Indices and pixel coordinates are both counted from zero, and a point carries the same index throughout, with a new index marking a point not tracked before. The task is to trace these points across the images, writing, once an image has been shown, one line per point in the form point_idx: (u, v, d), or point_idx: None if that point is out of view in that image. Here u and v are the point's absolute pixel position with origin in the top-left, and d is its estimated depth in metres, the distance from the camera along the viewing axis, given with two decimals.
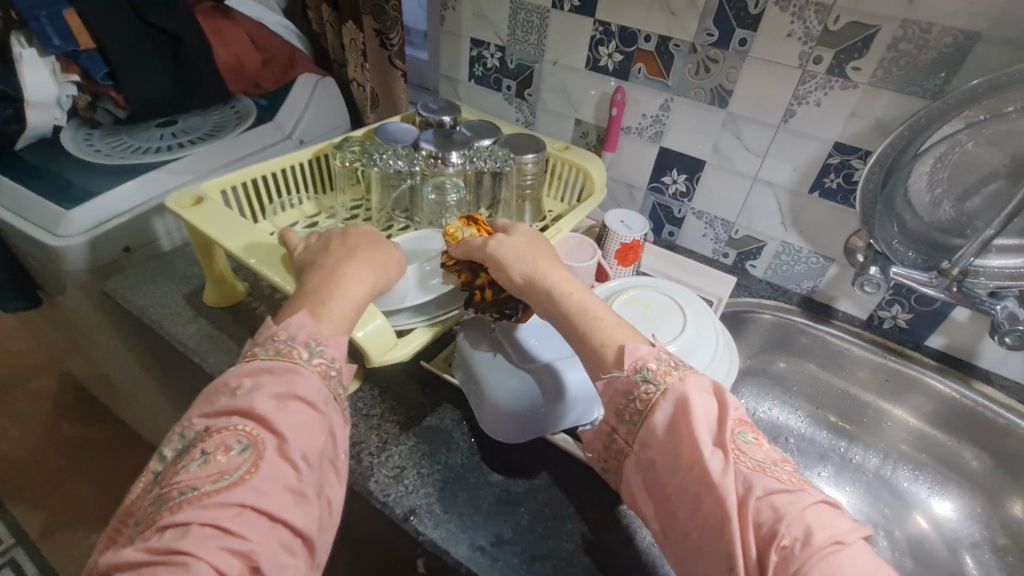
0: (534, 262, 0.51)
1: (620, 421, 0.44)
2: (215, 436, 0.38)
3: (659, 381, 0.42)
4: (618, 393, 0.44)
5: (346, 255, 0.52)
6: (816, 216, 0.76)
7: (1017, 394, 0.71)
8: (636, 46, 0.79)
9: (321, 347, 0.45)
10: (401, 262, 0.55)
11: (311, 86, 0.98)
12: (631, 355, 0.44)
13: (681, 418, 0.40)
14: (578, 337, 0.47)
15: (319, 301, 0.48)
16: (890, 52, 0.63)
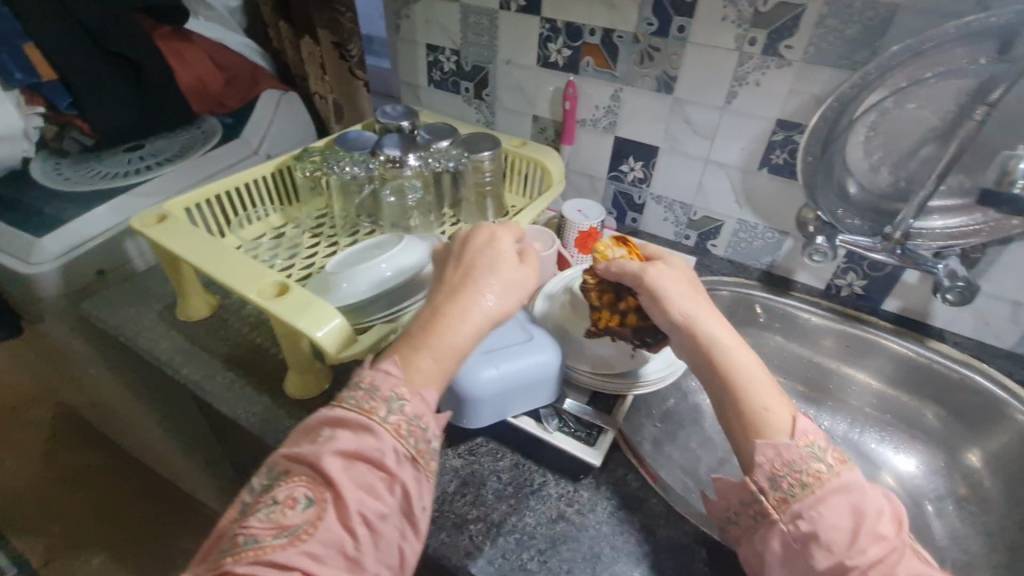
0: (696, 302, 0.52)
1: (773, 487, 0.43)
2: (286, 488, 0.41)
3: (832, 464, 0.43)
4: (779, 461, 0.44)
5: (470, 284, 0.50)
6: (766, 192, 0.79)
7: (970, 349, 0.73)
8: (582, 40, 0.81)
9: (401, 402, 0.45)
10: (520, 292, 0.51)
11: (275, 102, 1.00)
12: (798, 428, 0.45)
13: (852, 507, 0.41)
14: (733, 394, 0.47)
15: (429, 348, 0.47)
16: (818, 28, 0.65)
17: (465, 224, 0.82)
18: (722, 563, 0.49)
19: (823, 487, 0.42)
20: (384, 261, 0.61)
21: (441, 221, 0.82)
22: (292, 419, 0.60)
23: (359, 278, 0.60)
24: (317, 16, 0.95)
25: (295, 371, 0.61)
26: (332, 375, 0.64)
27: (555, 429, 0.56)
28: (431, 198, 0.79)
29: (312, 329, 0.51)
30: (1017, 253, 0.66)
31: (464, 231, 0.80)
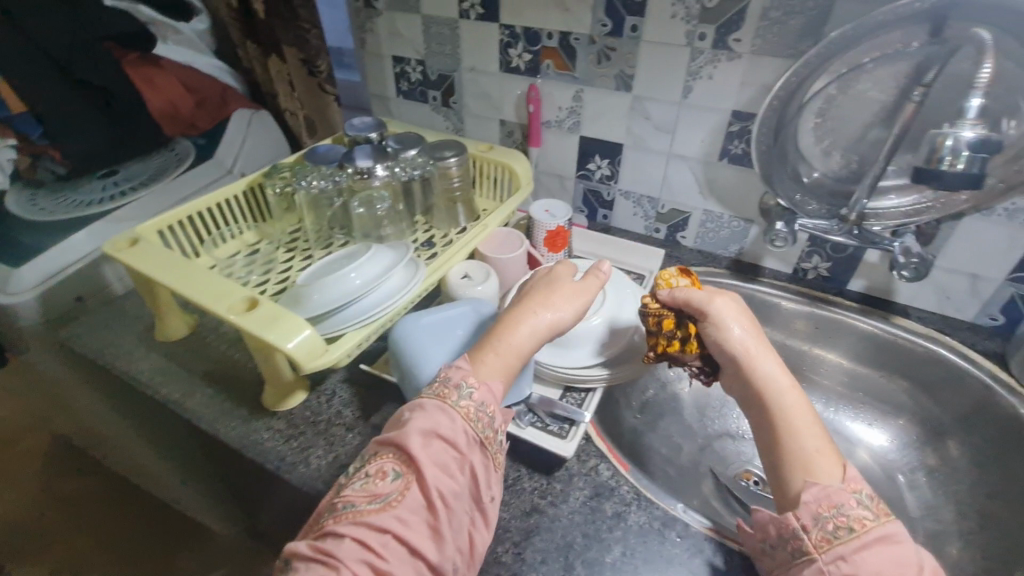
0: (758, 341, 0.54)
1: (816, 526, 0.42)
2: (377, 462, 0.46)
3: (878, 514, 0.42)
4: (825, 501, 0.43)
5: (538, 295, 0.59)
6: (727, 182, 0.81)
7: (934, 323, 0.75)
8: (541, 44, 0.83)
9: (470, 390, 0.50)
10: (572, 299, 0.59)
11: (247, 121, 1.02)
12: (849, 474, 0.45)
13: (895, 559, 0.40)
14: (785, 431, 0.48)
15: (498, 344, 0.54)
16: (762, 21, 0.67)
17: (438, 230, 0.83)
18: (692, 544, 0.50)
19: (868, 534, 0.41)
20: (353, 270, 0.62)
21: (414, 229, 0.83)
22: (271, 431, 0.61)
23: (330, 289, 0.60)
24: (281, 33, 0.96)
25: (271, 384, 0.62)
26: (310, 385, 0.66)
27: (527, 424, 0.58)
28: (401, 206, 0.80)
29: (283, 341, 0.53)
30: (970, 227, 0.68)
31: (437, 237, 0.81)
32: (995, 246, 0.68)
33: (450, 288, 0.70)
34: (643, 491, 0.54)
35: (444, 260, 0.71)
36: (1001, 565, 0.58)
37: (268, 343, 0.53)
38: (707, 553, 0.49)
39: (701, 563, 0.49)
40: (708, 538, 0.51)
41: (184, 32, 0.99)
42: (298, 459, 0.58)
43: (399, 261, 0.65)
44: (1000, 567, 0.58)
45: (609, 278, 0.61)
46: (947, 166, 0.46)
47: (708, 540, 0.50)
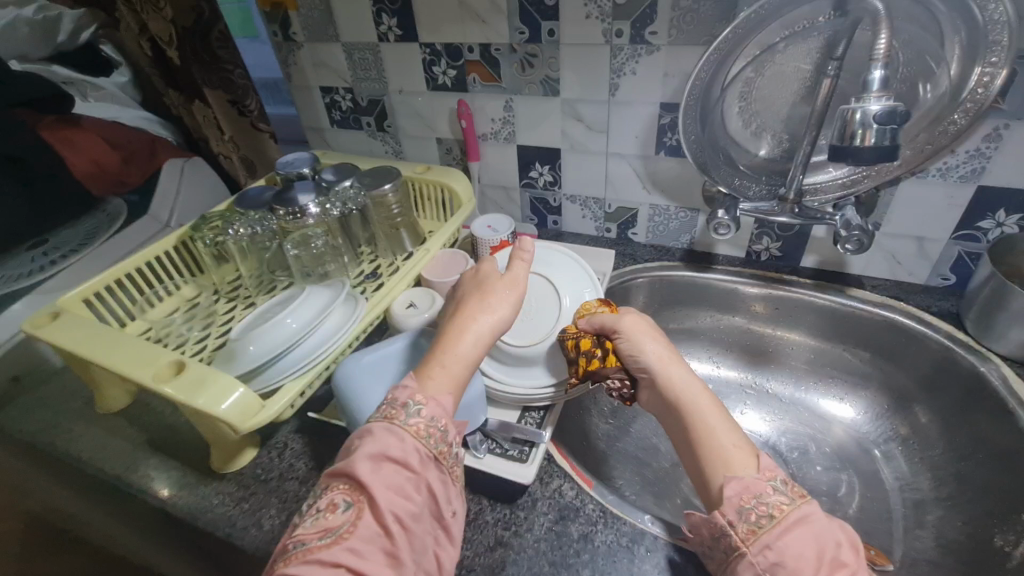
0: (664, 351, 0.55)
1: (741, 519, 0.41)
2: (327, 495, 0.42)
3: (794, 496, 0.41)
4: (745, 493, 0.42)
5: (476, 299, 0.56)
6: (669, 175, 0.80)
7: (889, 290, 0.75)
8: (463, 58, 0.81)
9: (417, 407, 0.46)
10: (505, 302, 0.56)
11: (179, 169, 0.97)
12: (762, 464, 0.44)
13: (816, 540, 0.39)
14: (699, 432, 0.48)
15: (441, 358, 0.51)
16: (675, 11, 0.66)
17: (384, 258, 0.80)
18: (660, 558, 0.48)
19: (788, 517, 0.40)
20: (288, 314, 0.60)
21: (359, 260, 0.81)
22: (222, 495, 0.59)
23: (264, 338, 0.58)
24: (202, 76, 0.93)
25: (216, 445, 0.60)
26: (259, 440, 0.63)
27: (485, 453, 0.56)
28: (342, 240, 0.78)
29: (214, 404, 0.50)
30: (908, 191, 0.67)
31: (383, 266, 0.79)
32: (935, 207, 0.67)
33: (395, 319, 0.68)
34: (608, 507, 0.53)
35: (385, 293, 0.69)
36: (980, 526, 0.56)
37: (198, 408, 0.51)
38: (677, 566, 0.48)
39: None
40: (676, 548, 0.49)
41: (106, 87, 0.97)
42: (249, 523, 0.55)
43: (336, 299, 0.63)
44: (980, 529, 0.56)
45: (531, 258, 0.58)
46: (861, 142, 0.47)
47: (678, 550, 0.49)
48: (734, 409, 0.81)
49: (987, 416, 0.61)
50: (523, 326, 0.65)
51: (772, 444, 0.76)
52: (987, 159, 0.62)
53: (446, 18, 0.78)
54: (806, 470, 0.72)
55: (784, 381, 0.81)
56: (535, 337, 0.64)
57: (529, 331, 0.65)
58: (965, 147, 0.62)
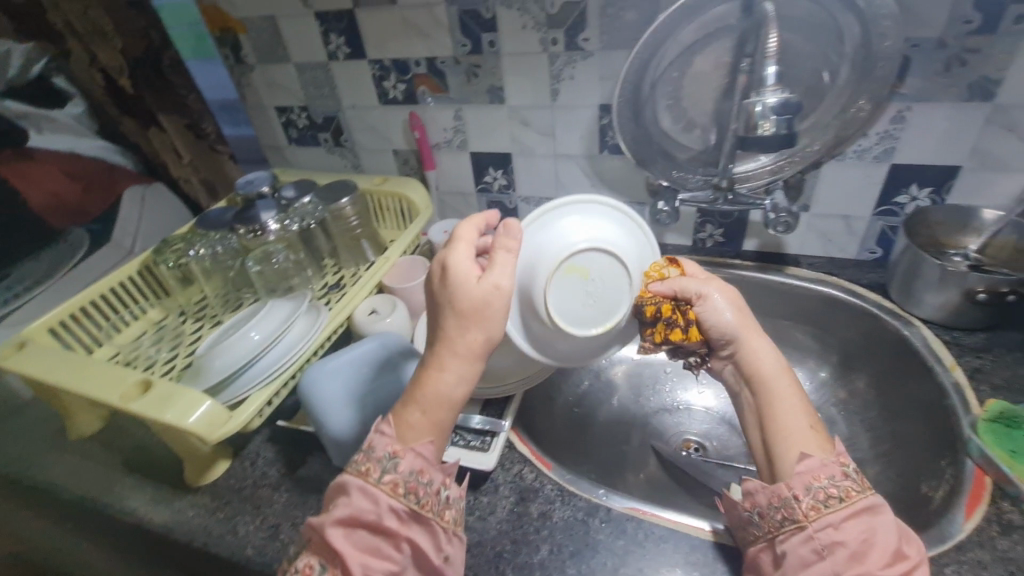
0: (757, 331, 0.56)
1: (808, 496, 0.45)
2: (303, 559, 0.45)
3: (863, 485, 0.45)
4: (820, 472, 0.46)
5: (457, 317, 0.48)
6: (614, 172, 0.84)
7: (823, 267, 0.80)
8: (411, 72, 0.85)
9: (394, 461, 0.46)
10: (488, 327, 0.48)
11: (140, 199, 0.99)
12: (840, 450, 0.48)
13: (880, 528, 0.43)
14: (779, 409, 0.50)
15: (423, 399, 0.48)
16: (604, 18, 0.70)
17: (347, 269, 0.83)
18: (614, 528, 0.53)
19: (858, 502, 0.44)
20: (251, 328, 0.62)
21: (323, 272, 0.83)
22: (198, 507, 0.61)
23: (228, 352, 0.60)
24: (157, 104, 0.96)
25: (189, 459, 0.62)
26: (233, 451, 0.65)
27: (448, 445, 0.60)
28: (304, 254, 0.80)
29: (182, 417, 0.52)
30: (831, 172, 0.72)
31: (346, 276, 0.82)
32: (856, 187, 0.72)
33: (358, 326, 0.70)
34: (565, 486, 0.57)
35: (346, 301, 0.72)
36: (910, 477, 0.61)
37: (167, 422, 0.53)
38: (634, 533, 0.52)
39: (624, 543, 0.51)
40: (628, 517, 0.53)
41: None
42: (225, 531, 0.57)
43: (297, 310, 0.66)
44: (909, 479, 0.61)
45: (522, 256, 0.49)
46: (763, 131, 0.52)
47: (629, 519, 0.53)
48: (691, 388, 0.86)
49: (912, 375, 0.66)
50: (591, 309, 0.57)
51: (729, 420, 0.82)
52: (895, 139, 0.67)
53: (391, 35, 0.81)
54: None
55: None
56: (609, 320, 0.57)
57: (601, 311, 0.57)
58: (876, 130, 0.67)
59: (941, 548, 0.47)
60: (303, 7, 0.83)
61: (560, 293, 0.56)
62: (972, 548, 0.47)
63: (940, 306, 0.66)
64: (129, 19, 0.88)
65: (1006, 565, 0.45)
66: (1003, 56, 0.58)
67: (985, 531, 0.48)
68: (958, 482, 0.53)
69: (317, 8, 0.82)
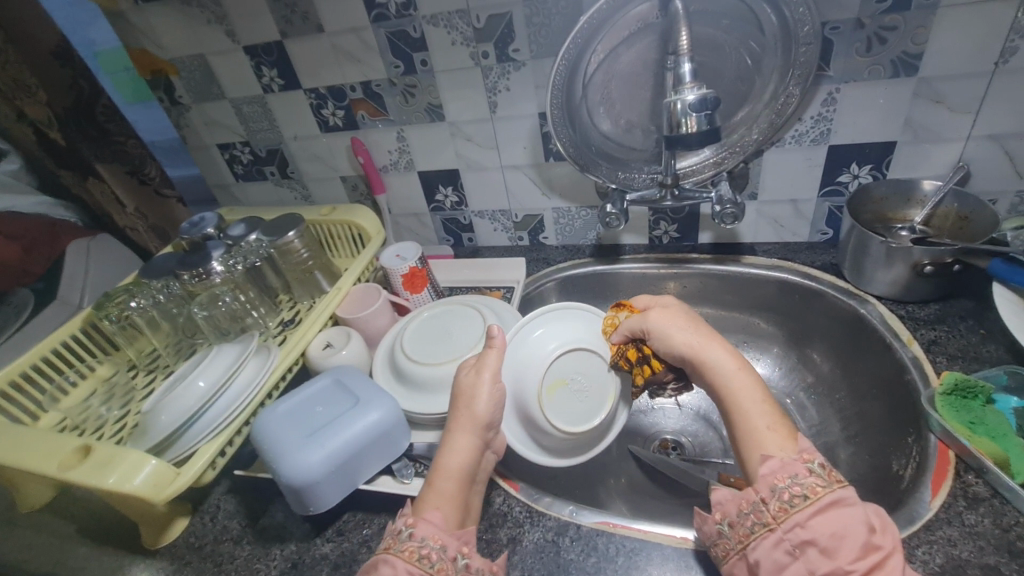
0: (698, 334, 0.55)
1: (773, 497, 0.43)
2: None
3: (830, 480, 0.42)
4: (781, 473, 0.43)
5: (453, 405, 0.56)
6: (563, 178, 0.83)
7: (778, 253, 0.80)
8: (347, 98, 0.83)
9: (410, 530, 0.46)
10: (477, 405, 0.54)
11: (86, 251, 0.94)
12: (801, 445, 0.45)
13: (848, 521, 0.40)
14: (739, 413, 0.49)
15: (432, 477, 0.51)
16: (530, 27, 0.70)
17: (302, 303, 0.81)
18: (584, 545, 0.51)
19: (822, 499, 0.41)
20: (199, 376, 0.60)
21: (278, 308, 0.81)
22: (156, 571, 0.58)
23: (174, 404, 0.58)
24: (93, 152, 0.93)
25: (144, 521, 0.59)
26: (191, 506, 0.63)
27: (411, 477, 0.59)
28: (254, 292, 0.79)
29: (127, 481, 0.50)
30: (772, 159, 0.72)
31: (302, 311, 0.79)
32: (799, 170, 0.73)
33: (313, 362, 0.68)
34: (533, 506, 0.55)
35: (299, 336, 0.70)
36: (881, 456, 0.61)
37: (109, 487, 0.50)
38: (600, 548, 0.51)
39: (595, 560, 0.50)
40: (597, 532, 0.52)
41: None
42: None
43: (247, 351, 0.63)
44: (882, 460, 0.61)
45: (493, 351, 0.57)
46: (686, 129, 0.54)
47: (599, 535, 0.52)
48: None
49: (873, 353, 0.66)
50: (590, 399, 0.62)
51: (704, 414, 0.80)
52: (830, 121, 0.68)
53: (323, 63, 0.80)
54: None
55: None
56: (609, 394, 0.62)
57: (598, 399, 0.62)
58: (809, 114, 0.68)
59: (911, 529, 0.47)
60: (231, 42, 0.81)
61: (551, 399, 0.61)
62: (940, 526, 0.46)
63: (892, 282, 0.66)
64: (55, 73, 0.86)
65: (975, 540, 0.45)
66: (920, 30, 0.59)
67: (953, 506, 0.47)
68: (924, 458, 0.53)
69: (244, 42, 0.81)
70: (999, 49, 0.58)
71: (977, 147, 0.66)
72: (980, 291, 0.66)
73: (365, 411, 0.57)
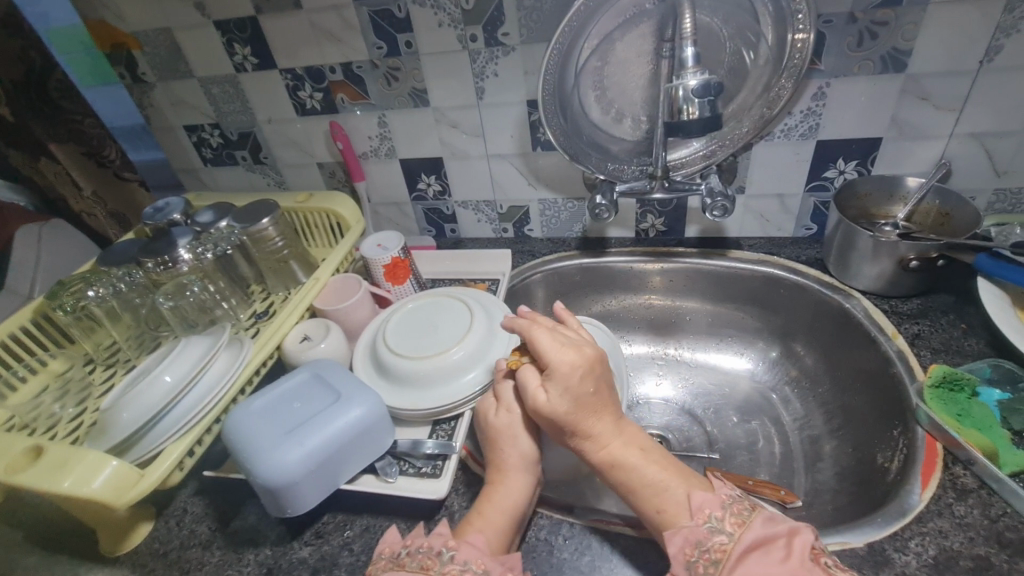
0: (581, 425, 0.51)
1: (692, 574, 0.42)
2: None
3: (733, 531, 0.43)
4: (688, 546, 0.43)
5: (492, 448, 0.55)
6: (550, 169, 0.82)
7: (764, 248, 0.80)
8: (326, 79, 0.79)
9: (451, 553, 0.45)
10: (518, 442, 0.54)
11: (36, 237, 0.87)
12: (694, 506, 0.45)
13: (757, 569, 0.40)
14: (634, 495, 0.49)
15: (482, 506, 0.51)
16: (521, 10, 0.68)
17: (276, 294, 0.77)
18: (578, 544, 0.50)
19: (732, 556, 0.41)
20: (165, 370, 0.56)
21: (250, 299, 0.77)
22: None
23: (138, 400, 0.53)
24: (46, 131, 0.86)
25: (103, 528, 0.55)
26: (155, 511, 0.59)
27: (396, 476, 0.56)
28: (224, 282, 0.74)
29: (83, 486, 0.46)
30: (761, 153, 0.72)
31: (276, 302, 0.75)
32: (787, 164, 0.73)
33: (289, 356, 0.65)
34: None
35: (275, 328, 0.66)
36: (865, 449, 0.62)
37: (64, 492, 0.46)
38: (593, 547, 0.50)
39: (589, 559, 0.49)
40: (591, 530, 0.51)
41: None
42: None
43: (218, 343, 0.59)
44: (866, 453, 0.61)
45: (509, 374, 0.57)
46: (688, 115, 0.54)
47: (593, 533, 0.51)
48: (649, 380, 0.83)
49: (858, 348, 0.67)
50: None
51: (689, 409, 0.79)
52: (819, 116, 0.68)
53: (301, 42, 0.76)
54: (722, 427, 0.76)
55: (688, 347, 0.86)
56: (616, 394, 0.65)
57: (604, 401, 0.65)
58: (799, 108, 0.67)
59: (904, 521, 0.47)
60: (201, 16, 0.76)
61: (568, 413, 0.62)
62: (932, 517, 0.47)
63: (877, 277, 0.67)
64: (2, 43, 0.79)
65: (965, 531, 0.45)
66: (910, 26, 0.59)
67: (942, 498, 0.48)
68: (911, 451, 0.53)
69: (216, 17, 0.76)
70: (985, 47, 0.59)
71: (959, 145, 0.67)
72: (959, 286, 0.67)
73: (348, 407, 0.54)
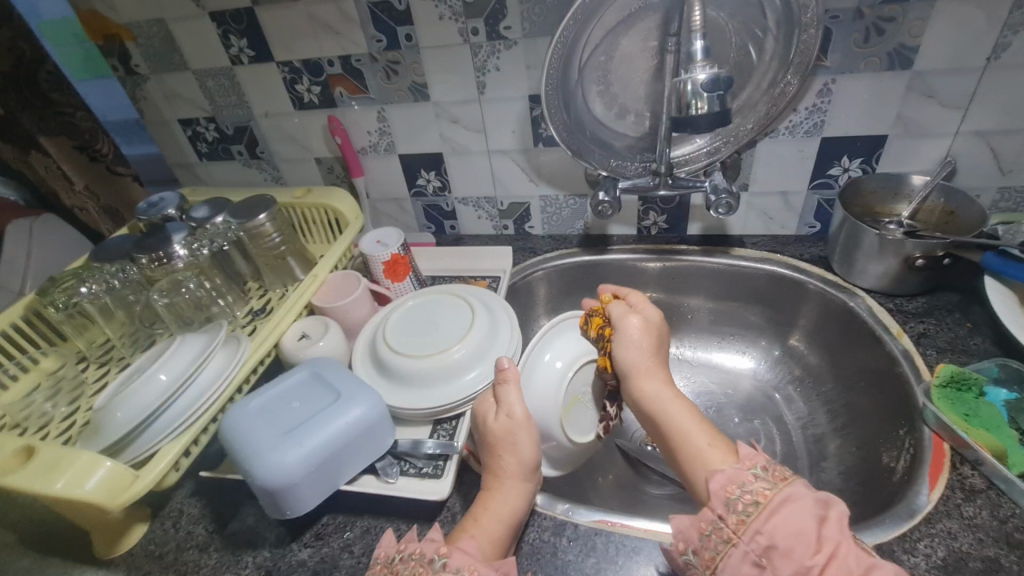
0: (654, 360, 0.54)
1: (730, 511, 0.41)
2: None
3: (776, 481, 0.41)
4: (730, 485, 0.42)
5: (490, 452, 0.53)
6: (552, 166, 0.81)
7: (767, 246, 0.79)
8: (325, 73, 0.78)
9: (444, 559, 0.44)
10: (517, 449, 0.52)
11: (27, 232, 0.85)
12: (741, 455, 0.44)
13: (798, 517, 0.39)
14: (681, 434, 0.49)
15: (477, 512, 0.50)
16: (524, 4, 0.67)
17: (273, 291, 0.75)
18: (583, 546, 0.50)
19: (774, 502, 0.40)
20: (160, 369, 0.54)
21: (247, 297, 0.75)
22: None
23: (132, 399, 0.52)
24: (36, 124, 0.85)
25: (97, 530, 0.54)
26: (151, 512, 0.58)
27: (397, 477, 0.55)
28: (220, 279, 0.73)
29: (76, 487, 0.45)
30: (766, 150, 0.72)
31: (273, 299, 0.73)
32: (792, 162, 0.72)
33: (288, 355, 0.64)
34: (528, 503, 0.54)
35: (272, 326, 0.65)
36: (870, 449, 0.61)
37: (58, 494, 0.45)
38: (598, 549, 0.49)
39: (595, 561, 0.48)
40: (595, 532, 0.50)
41: None
42: None
43: (215, 341, 0.58)
44: (871, 452, 0.61)
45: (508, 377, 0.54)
46: (697, 110, 0.53)
47: (597, 534, 0.50)
48: None
49: (862, 347, 0.67)
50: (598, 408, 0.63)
51: None
52: (824, 113, 0.67)
53: (299, 34, 0.75)
54: (724, 427, 0.75)
55: (690, 345, 0.85)
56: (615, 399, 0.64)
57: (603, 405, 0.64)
58: (804, 105, 0.67)
59: (912, 522, 0.46)
60: (196, 7, 0.75)
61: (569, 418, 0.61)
62: (940, 518, 0.46)
63: (881, 275, 0.66)
64: None
65: (974, 532, 0.45)
66: (918, 22, 0.58)
67: (950, 499, 0.47)
68: (918, 451, 0.53)
69: (211, 8, 0.74)
70: (993, 44, 0.59)
71: (964, 143, 0.66)
72: (964, 285, 0.67)
73: (349, 407, 0.53)
